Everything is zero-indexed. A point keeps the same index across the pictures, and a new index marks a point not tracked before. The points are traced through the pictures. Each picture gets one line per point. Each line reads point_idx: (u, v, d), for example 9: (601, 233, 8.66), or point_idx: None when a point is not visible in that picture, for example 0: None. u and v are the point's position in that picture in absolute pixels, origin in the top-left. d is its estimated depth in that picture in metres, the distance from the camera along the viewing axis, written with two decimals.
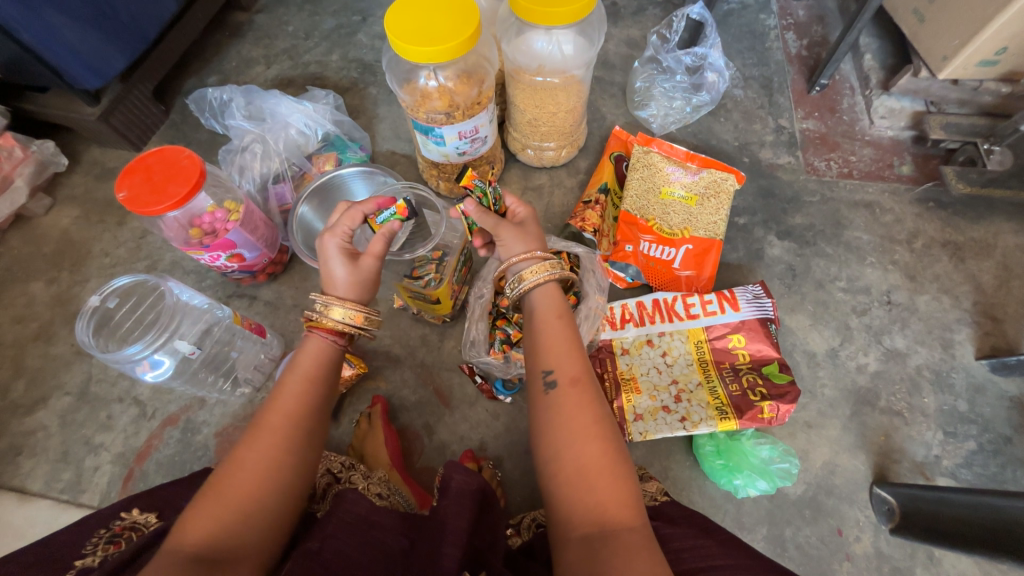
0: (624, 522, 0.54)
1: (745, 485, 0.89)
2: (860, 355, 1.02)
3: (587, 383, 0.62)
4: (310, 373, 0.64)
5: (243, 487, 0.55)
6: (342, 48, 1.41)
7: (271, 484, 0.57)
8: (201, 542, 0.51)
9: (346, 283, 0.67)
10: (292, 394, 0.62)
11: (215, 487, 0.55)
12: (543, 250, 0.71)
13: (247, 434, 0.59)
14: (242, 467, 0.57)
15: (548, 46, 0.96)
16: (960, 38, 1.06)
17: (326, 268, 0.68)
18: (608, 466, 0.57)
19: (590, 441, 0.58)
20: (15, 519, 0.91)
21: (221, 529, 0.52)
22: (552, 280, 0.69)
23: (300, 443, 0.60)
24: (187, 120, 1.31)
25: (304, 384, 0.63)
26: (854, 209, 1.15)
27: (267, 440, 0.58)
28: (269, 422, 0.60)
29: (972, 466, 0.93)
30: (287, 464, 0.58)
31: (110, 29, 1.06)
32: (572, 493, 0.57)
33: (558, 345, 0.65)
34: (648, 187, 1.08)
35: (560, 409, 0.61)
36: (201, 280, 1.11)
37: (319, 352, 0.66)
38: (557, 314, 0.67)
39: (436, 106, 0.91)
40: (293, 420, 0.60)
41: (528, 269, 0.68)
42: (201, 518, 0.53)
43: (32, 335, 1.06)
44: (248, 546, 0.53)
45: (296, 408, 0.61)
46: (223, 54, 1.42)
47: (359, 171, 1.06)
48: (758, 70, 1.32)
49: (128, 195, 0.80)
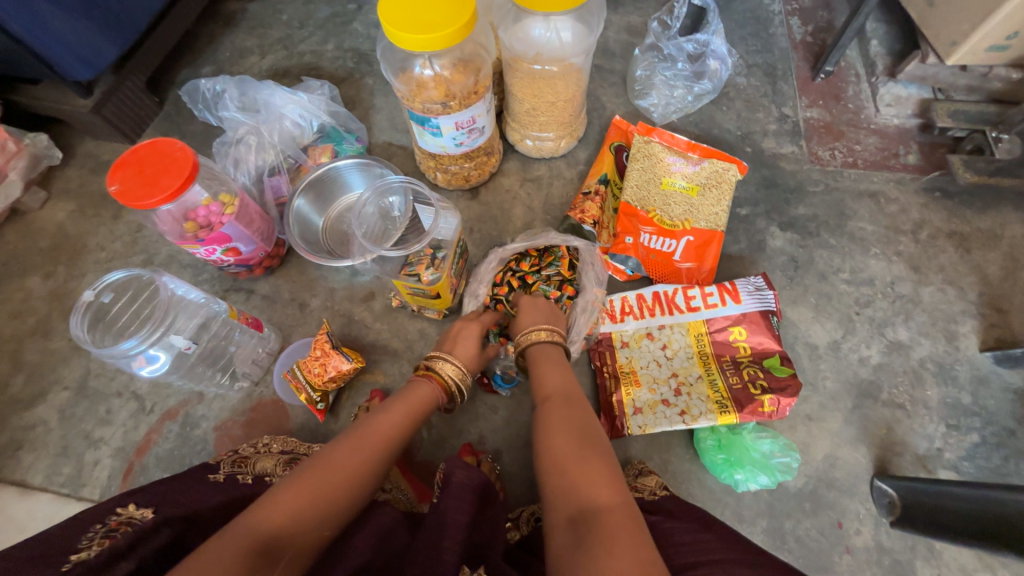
0: (601, 500, 0.54)
1: (746, 479, 0.88)
2: (863, 347, 1.01)
3: (562, 398, 0.70)
4: (411, 409, 0.73)
5: (323, 482, 0.59)
6: (338, 38, 1.38)
7: (348, 495, 0.60)
8: (278, 523, 0.53)
9: (466, 358, 0.82)
10: (391, 421, 0.70)
11: (302, 479, 0.58)
12: (549, 321, 0.82)
13: (344, 438, 0.65)
14: (331, 465, 0.61)
15: (546, 33, 0.94)
16: (971, 22, 1.03)
17: (461, 339, 0.83)
18: (578, 453, 0.60)
19: (565, 435, 0.64)
20: (16, 512, 0.91)
21: (299, 521, 0.54)
22: (549, 342, 0.80)
23: (380, 467, 0.65)
24: (181, 111, 1.30)
25: (402, 418, 0.71)
26: (859, 200, 1.13)
27: (360, 452, 0.64)
28: (367, 438, 0.66)
29: (974, 459, 0.93)
30: (363, 481, 0.63)
31: (101, 19, 1.04)
32: (552, 479, 0.59)
33: (543, 372, 0.75)
34: (649, 177, 1.07)
35: (539, 421, 0.69)
36: (198, 274, 1.10)
37: (422, 398, 0.75)
38: (544, 357, 0.78)
39: (432, 95, 0.89)
40: (384, 444, 0.67)
41: (537, 328, 0.80)
42: (282, 506, 0.54)
43: (30, 329, 1.06)
44: (304, 545, 0.54)
45: (392, 435, 0.69)
46: (216, 44, 1.39)
47: (355, 163, 1.05)
48: (761, 57, 1.30)
49: (121, 188, 0.79)
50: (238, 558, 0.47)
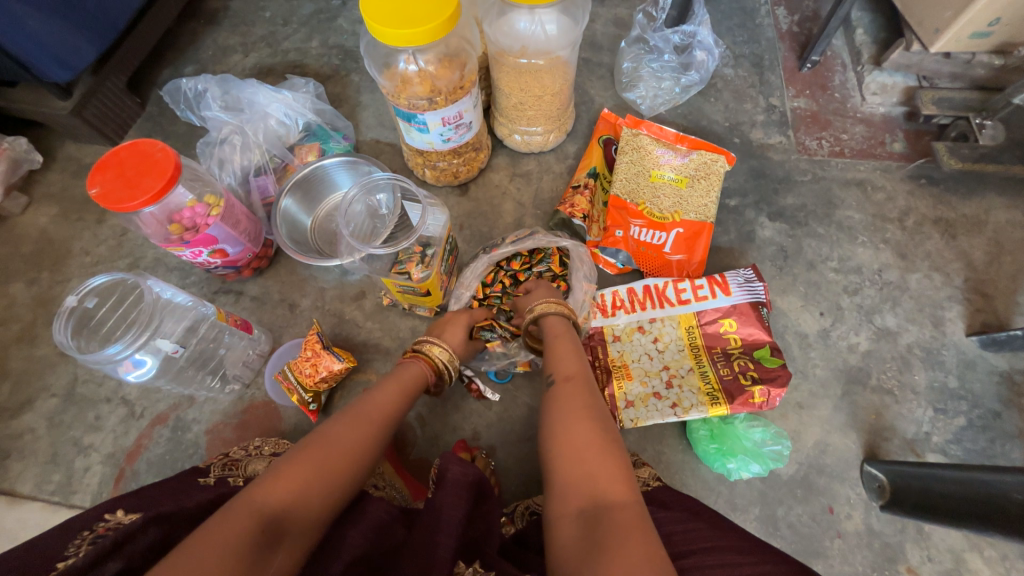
0: (616, 496, 0.54)
1: (738, 468, 0.89)
2: (852, 335, 1.01)
3: (582, 379, 0.69)
4: (406, 386, 0.73)
5: (323, 460, 0.59)
6: (322, 34, 1.37)
7: (345, 470, 0.60)
8: (277, 502, 0.53)
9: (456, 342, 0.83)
10: (386, 397, 0.70)
11: (295, 456, 0.58)
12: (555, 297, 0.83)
13: (342, 413, 0.65)
14: (331, 441, 0.61)
15: (531, 26, 0.93)
16: (952, 9, 1.03)
17: (450, 328, 0.83)
18: (598, 443, 0.60)
19: (582, 423, 0.63)
20: (7, 522, 0.90)
21: (299, 498, 0.54)
22: (556, 314, 0.79)
23: (376, 441, 0.65)
24: (165, 112, 1.28)
25: (398, 395, 0.71)
26: (846, 188, 1.14)
27: (354, 426, 0.64)
28: (365, 413, 0.67)
29: (961, 442, 0.94)
30: (364, 457, 0.63)
31: (77, 18, 1.02)
32: (566, 469, 0.59)
33: (561, 352, 0.74)
34: (638, 170, 1.07)
35: (556, 400, 0.67)
36: (186, 277, 1.09)
37: (413, 375, 0.75)
38: (558, 333, 0.77)
39: (417, 91, 0.88)
40: (378, 419, 0.67)
41: (544, 301, 0.80)
42: (277, 484, 0.54)
43: (14, 337, 1.04)
44: (306, 524, 0.54)
45: (386, 409, 0.69)
46: (198, 42, 1.37)
47: (342, 162, 1.04)
48: (748, 48, 1.30)
49: (101, 191, 0.78)
50: (236, 539, 0.47)
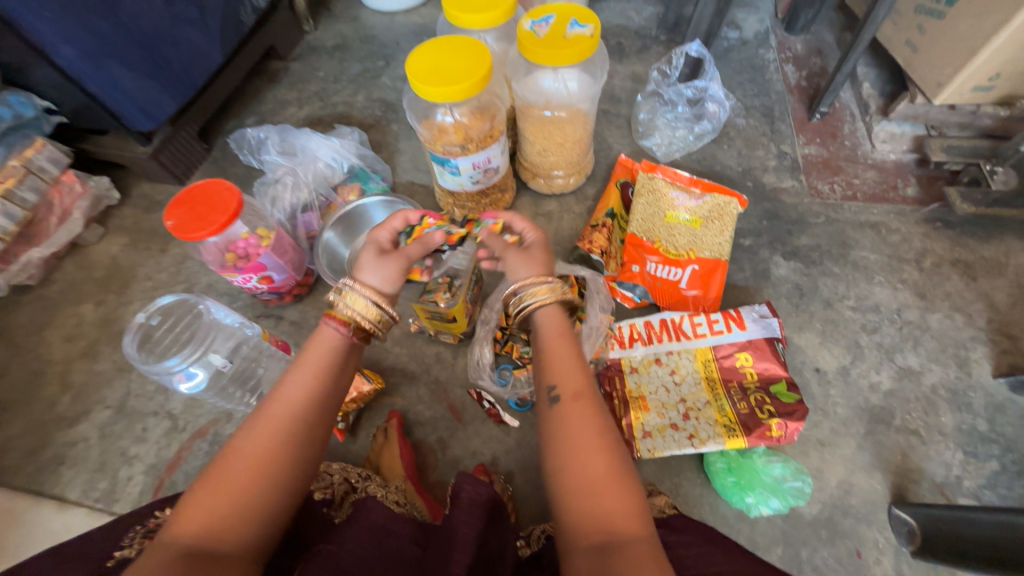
0: (631, 530, 0.56)
1: (757, 503, 0.88)
2: (873, 373, 1.01)
3: (588, 397, 0.65)
4: (320, 365, 0.67)
5: (238, 479, 0.57)
6: (367, 90, 1.54)
7: (264, 479, 0.58)
8: (196, 534, 0.52)
9: (370, 272, 0.73)
10: (300, 388, 0.64)
11: (206, 481, 0.57)
12: (545, 275, 0.75)
13: (250, 420, 0.62)
14: (243, 455, 0.59)
15: (555, 84, 1.05)
16: (952, 66, 1.11)
17: (361, 261, 0.75)
18: (614, 476, 0.60)
19: (594, 453, 0.61)
20: (53, 525, 0.96)
21: (218, 524, 0.54)
22: (550, 303, 0.73)
23: (294, 439, 0.61)
24: (227, 156, 1.44)
25: (313, 379, 0.65)
26: (860, 230, 1.17)
27: (269, 431, 0.60)
28: (273, 411, 0.62)
29: (995, 488, 0.91)
30: (285, 458, 0.60)
31: (164, 79, 1.20)
32: (579, 504, 0.59)
33: (562, 364, 0.68)
34: (653, 211, 1.13)
35: (564, 423, 0.64)
36: (233, 301, 1.19)
37: (330, 345, 0.68)
38: (555, 334, 0.72)
39: (452, 139, 0.99)
40: (288, 415, 0.62)
41: (537, 287, 0.73)
42: (192, 513, 0.54)
43: (79, 352, 1.15)
44: (237, 542, 0.54)
45: (301, 403, 0.63)
46: (261, 97, 1.56)
47: (381, 201, 1.15)
48: (759, 100, 1.39)
49: (176, 223, 0.89)
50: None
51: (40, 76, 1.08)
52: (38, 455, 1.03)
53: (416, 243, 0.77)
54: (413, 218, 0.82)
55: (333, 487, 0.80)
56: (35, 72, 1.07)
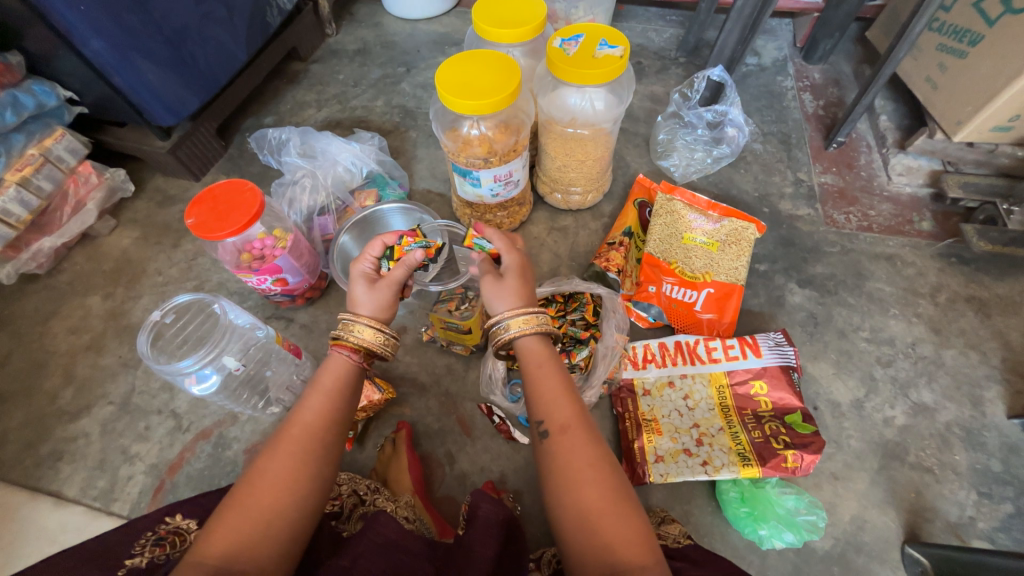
0: (637, 560, 0.54)
1: (770, 535, 0.87)
2: (887, 407, 1.01)
3: (576, 427, 0.64)
4: (331, 387, 0.67)
5: (261, 500, 0.56)
6: (387, 96, 1.54)
7: (286, 499, 0.57)
8: (223, 553, 0.52)
9: (365, 302, 0.72)
10: (315, 410, 0.65)
11: (230, 504, 0.56)
12: (528, 304, 0.71)
13: (268, 445, 0.61)
14: (261, 476, 0.58)
15: (581, 102, 1.04)
16: (973, 105, 1.12)
17: (351, 291, 0.73)
18: (610, 508, 0.58)
19: (590, 485, 0.59)
20: (49, 523, 0.94)
21: (242, 544, 0.53)
22: (531, 332, 0.70)
23: (313, 459, 0.61)
24: (244, 154, 1.44)
25: (325, 401, 0.66)
26: (875, 261, 1.18)
27: (287, 452, 0.60)
28: (290, 434, 0.62)
29: (1009, 531, 0.90)
30: (305, 478, 0.60)
31: (188, 75, 1.19)
32: (581, 537, 0.57)
33: (548, 393, 0.66)
34: (671, 232, 1.13)
35: (556, 457, 0.62)
36: (244, 301, 1.18)
37: (340, 369, 0.68)
38: (537, 363, 0.69)
39: (476, 152, 0.99)
40: (306, 435, 0.62)
41: (515, 316, 0.70)
42: (219, 533, 0.53)
43: (84, 345, 1.13)
44: (261, 561, 0.53)
45: (316, 423, 0.63)
46: (280, 97, 1.56)
47: (399, 208, 1.14)
48: (776, 126, 1.40)
49: (196, 221, 0.88)
50: None
51: (65, 66, 1.08)
52: (36, 449, 1.01)
53: (399, 266, 0.74)
54: (394, 237, 0.78)
55: (342, 499, 0.80)
56: (61, 62, 1.07)
